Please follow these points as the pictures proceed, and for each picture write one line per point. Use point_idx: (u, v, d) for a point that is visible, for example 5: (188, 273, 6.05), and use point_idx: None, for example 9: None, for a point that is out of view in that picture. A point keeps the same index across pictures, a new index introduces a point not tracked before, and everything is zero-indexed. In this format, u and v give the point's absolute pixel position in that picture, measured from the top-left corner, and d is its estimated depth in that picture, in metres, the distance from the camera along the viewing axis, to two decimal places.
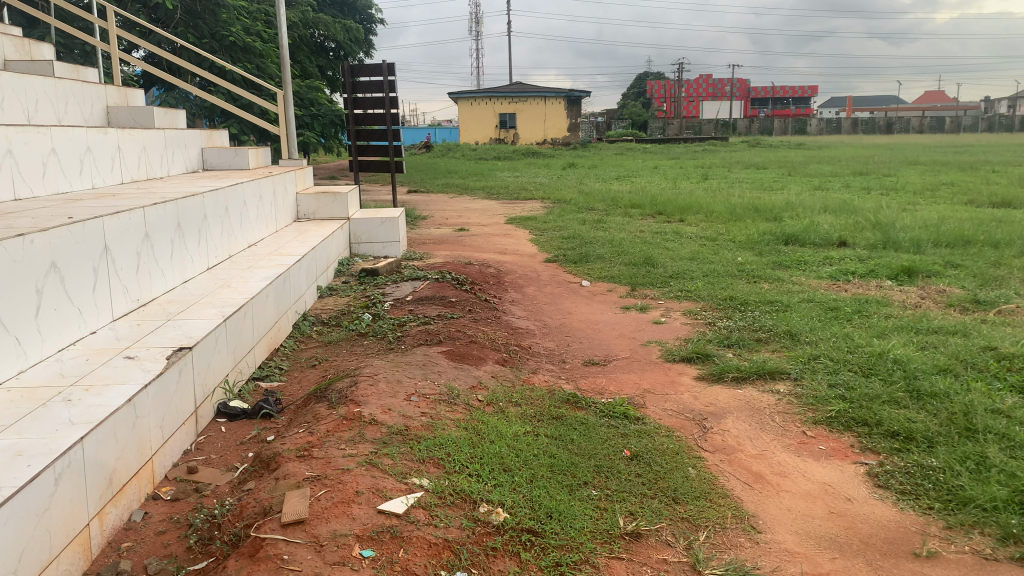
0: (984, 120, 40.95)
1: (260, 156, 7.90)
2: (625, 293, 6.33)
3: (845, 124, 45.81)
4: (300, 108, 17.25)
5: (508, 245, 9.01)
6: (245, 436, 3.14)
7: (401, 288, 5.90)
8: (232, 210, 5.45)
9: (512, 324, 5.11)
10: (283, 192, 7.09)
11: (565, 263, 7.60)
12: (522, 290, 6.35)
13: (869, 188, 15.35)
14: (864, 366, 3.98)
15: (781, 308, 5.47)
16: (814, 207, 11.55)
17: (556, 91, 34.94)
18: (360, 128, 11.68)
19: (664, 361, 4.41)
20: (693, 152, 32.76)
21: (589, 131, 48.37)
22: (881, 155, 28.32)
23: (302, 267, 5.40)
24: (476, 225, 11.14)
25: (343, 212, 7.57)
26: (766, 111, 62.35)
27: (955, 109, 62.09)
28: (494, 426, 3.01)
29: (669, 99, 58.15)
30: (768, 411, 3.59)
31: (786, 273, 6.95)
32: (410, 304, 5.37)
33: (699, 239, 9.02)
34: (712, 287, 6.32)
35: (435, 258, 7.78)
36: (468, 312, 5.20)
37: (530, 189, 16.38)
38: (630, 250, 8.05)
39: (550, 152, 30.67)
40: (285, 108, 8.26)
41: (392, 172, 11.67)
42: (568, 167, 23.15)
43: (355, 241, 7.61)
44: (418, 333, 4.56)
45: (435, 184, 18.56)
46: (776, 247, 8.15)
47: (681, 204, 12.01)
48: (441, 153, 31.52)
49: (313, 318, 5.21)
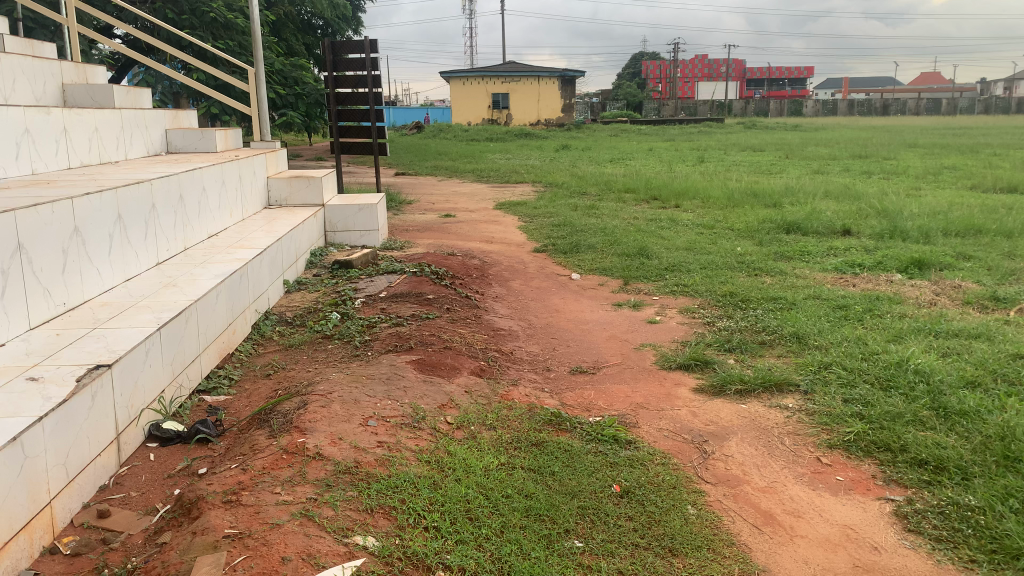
0: (980, 102, 40.45)
1: (230, 138, 7.42)
2: (616, 287, 5.91)
3: (841, 105, 45.24)
4: (284, 87, 16.68)
5: (494, 232, 8.57)
6: (174, 467, 2.70)
7: (376, 282, 5.46)
8: (189, 197, 4.99)
9: (494, 324, 4.68)
10: (252, 178, 6.63)
11: (554, 254, 7.17)
12: (506, 284, 5.91)
13: (869, 172, 14.95)
14: (882, 377, 3.56)
15: (785, 306, 5.05)
16: (814, 192, 11.14)
17: (550, 71, 34.33)
18: (343, 108, 11.16)
19: (659, 369, 3.99)
20: (688, 133, 32.29)
21: (583, 112, 47.74)
22: (879, 137, 27.87)
23: (265, 260, 4.95)
24: (463, 210, 10.69)
25: (318, 198, 7.10)
26: (762, 92, 61.71)
27: (952, 92, 61.62)
28: (462, 458, 2.59)
29: (665, 79, 57.46)
30: (777, 432, 3.18)
31: (788, 265, 6.54)
32: (383, 302, 4.93)
33: (695, 227, 8.60)
34: (710, 280, 5.90)
35: (416, 248, 7.34)
36: (445, 311, 4.75)
37: (521, 172, 15.90)
38: (623, 239, 7.61)
39: (544, 134, 30.13)
40: (258, 87, 7.77)
41: (376, 154, 11.18)
42: (562, 149, 22.66)
43: (330, 230, 7.16)
44: (388, 337, 4.12)
45: (423, 166, 18.06)
46: (777, 236, 7.72)
47: (677, 189, 11.57)
48: (433, 133, 30.91)
49: (277, 318, 4.79)
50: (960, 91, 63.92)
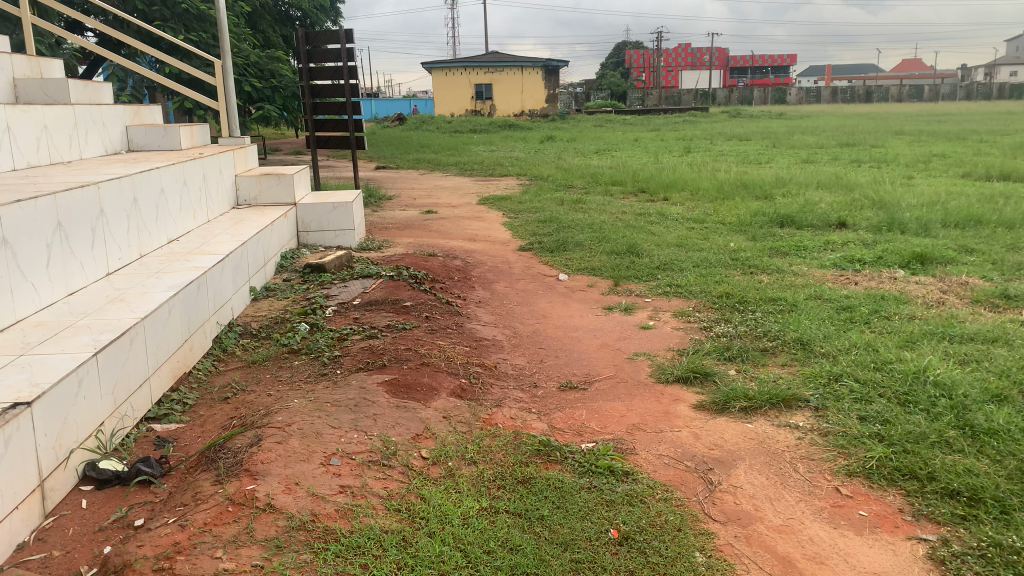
0: (963, 88, 40.36)
1: (196, 134, 7.02)
2: (605, 289, 5.58)
3: (823, 93, 45.12)
4: (261, 79, 16.22)
5: (477, 230, 8.22)
6: (109, 517, 2.36)
7: (350, 288, 5.12)
8: (144, 201, 4.61)
9: (476, 333, 4.34)
10: (219, 177, 6.26)
11: (539, 252, 6.84)
12: (489, 288, 5.58)
13: (858, 161, 14.73)
14: (898, 391, 3.26)
15: (786, 308, 4.75)
16: (805, 183, 10.88)
17: (534, 61, 33.92)
18: (319, 102, 10.76)
19: (656, 382, 3.67)
20: (673, 123, 32.03)
21: (567, 102, 47.31)
22: (865, 125, 27.75)
23: (228, 268, 4.59)
24: (445, 206, 10.33)
25: (290, 197, 6.74)
26: (745, 80, 61.55)
27: (934, 78, 61.68)
28: (437, 504, 2.26)
29: (648, 69, 57.16)
30: (789, 457, 2.87)
31: (785, 261, 6.24)
32: (358, 310, 4.59)
33: (685, 221, 8.29)
34: (705, 280, 5.59)
35: (394, 248, 6.99)
36: (423, 320, 4.41)
37: (505, 165, 15.56)
38: (611, 235, 7.30)
39: (528, 124, 29.79)
40: (225, 80, 7.36)
41: (354, 149, 10.79)
42: (546, 140, 22.34)
43: (303, 230, 6.80)
44: (359, 352, 3.78)
45: (405, 160, 17.67)
46: (771, 231, 7.43)
47: (665, 180, 11.28)
48: (415, 125, 30.47)
49: (242, 329, 4.44)
50: (942, 77, 64.07)
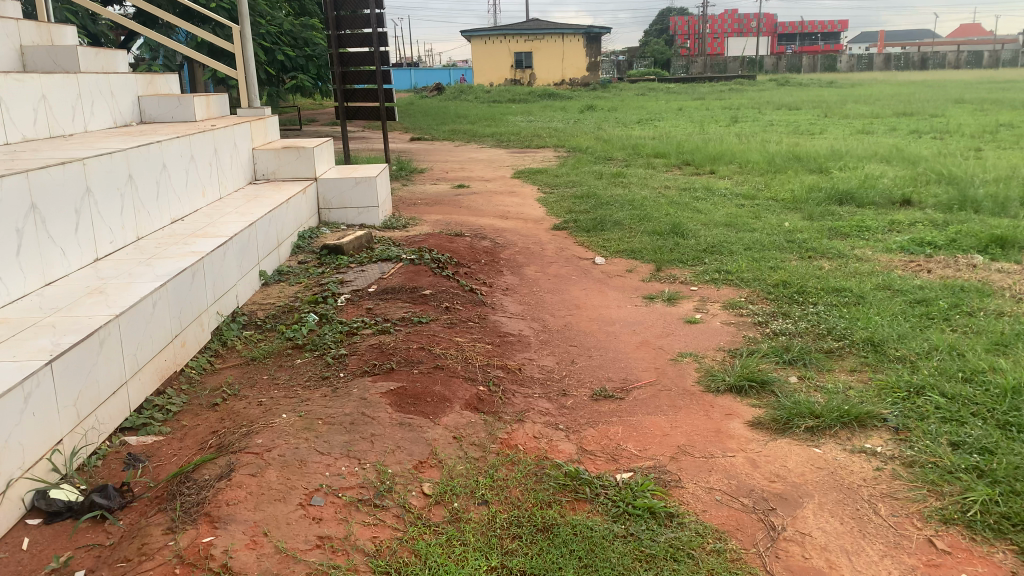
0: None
1: (213, 105, 6.63)
2: (646, 275, 5.09)
3: (876, 59, 43.36)
4: (294, 48, 15.84)
5: (511, 206, 7.76)
6: (49, 563, 1.98)
7: (367, 272, 4.70)
8: (141, 178, 4.22)
9: (501, 328, 3.89)
10: (234, 151, 5.87)
11: (576, 232, 6.36)
12: (519, 273, 5.12)
13: (919, 131, 13.88)
14: (998, 411, 2.73)
15: (852, 299, 4.21)
16: (863, 155, 10.17)
17: (575, 28, 33.01)
18: (348, 70, 10.32)
19: (705, 392, 3.18)
20: (718, 91, 30.97)
21: (609, 71, 46.22)
22: (922, 93, 26.42)
23: (232, 252, 4.19)
24: (478, 180, 9.89)
25: (310, 171, 6.33)
26: (794, 47, 59.56)
27: (995, 43, 58.93)
28: (435, 566, 1.83)
29: (693, 35, 55.58)
30: (868, 495, 2.37)
31: (845, 244, 5.67)
32: (372, 299, 4.17)
33: (734, 198, 7.72)
34: (757, 265, 5.07)
35: (421, 227, 6.56)
36: (443, 312, 3.97)
37: (543, 136, 15.00)
38: (654, 213, 6.78)
39: (569, 93, 29.05)
40: (244, 46, 6.94)
41: (385, 120, 10.35)
42: (586, 110, 21.65)
43: (324, 208, 6.41)
44: (368, 351, 3.36)
45: (440, 131, 17.21)
46: (829, 209, 6.83)
47: (712, 152, 10.65)
48: (453, 95, 29.93)
49: (246, 319, 4.06)
50: (1003, 41, 61.22)
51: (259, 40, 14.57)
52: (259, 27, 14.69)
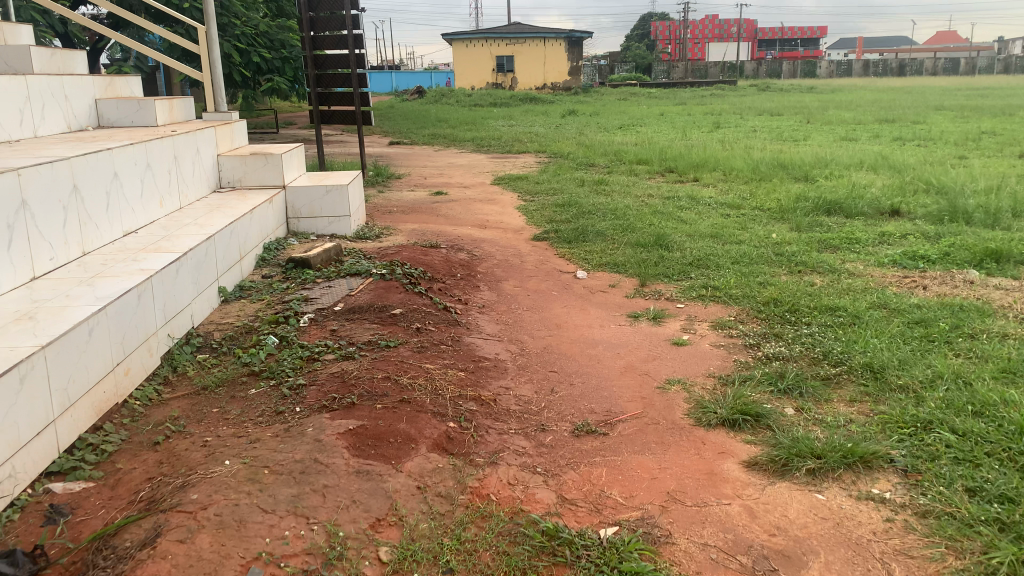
0: (1003, 61, 38.64)
1: (177, 108, 6.32)
2: (630, 290, 4.84)
3: (856, 66, 43.62)
4: (270, 50, 15.49)
5: (490, 214, 7.50)
6: None
7: (333, 288, 4.42)
8: (88, 188, 3.90)
9: (476, 351, 3.62)
10: (196, 158, 5.55)
11: (556, 242, 6.11)
12: (496, 288, 4.85)
13: (901, 138, 13.80)
14: (1017, 453, 2.50)
15: (847, 319, 3.98)
16: (848, 162, 10.02)
17: (556, 31, 32.85)
18: (323, 73, 10.01)
19: (695, 425, 2.93)
20: (699, 96, 30.91)
21: (591, 75, 46.13)
22: (902, 100, 26.48)
23: (187, 269, 3.89)
24: (457, 186, 9.62)
25: (278, 179, 6.03)
26: (774, 52, 59.83)
27: (971, 50, 59.59)
28: None
29: (674, 40, 55.67)
30: (881, 554, 2.12)
31: (836, 258, 5.47)
32: (337, 320, 3.89)
33: (719, 207, 7.50)
34: (746, 280, 4.84)
35: (395, 237, 6.28)
36: (413, 333, 3.70)
37: (523, 141, 14.76)
38: (637, 223, 6.54)
39: (550, 98, 28.85)
40: (210, 48, 6.63)
41: (360, 125, 10.05)
42: (568, 114, 21.44)
43: (293, 217, 6.10)
44: (329, 381, 3.08)
45: (420, 135, 16.92)
46: (817, 219, 6.63)
47: (695, 159, 10.46)
48: (434, 98, 29.60)
49: (201, 342, 3.77)
50: (980, 48, 61.92)
51: (233, 42, 14.21)
52: (233, 28, 14.31)
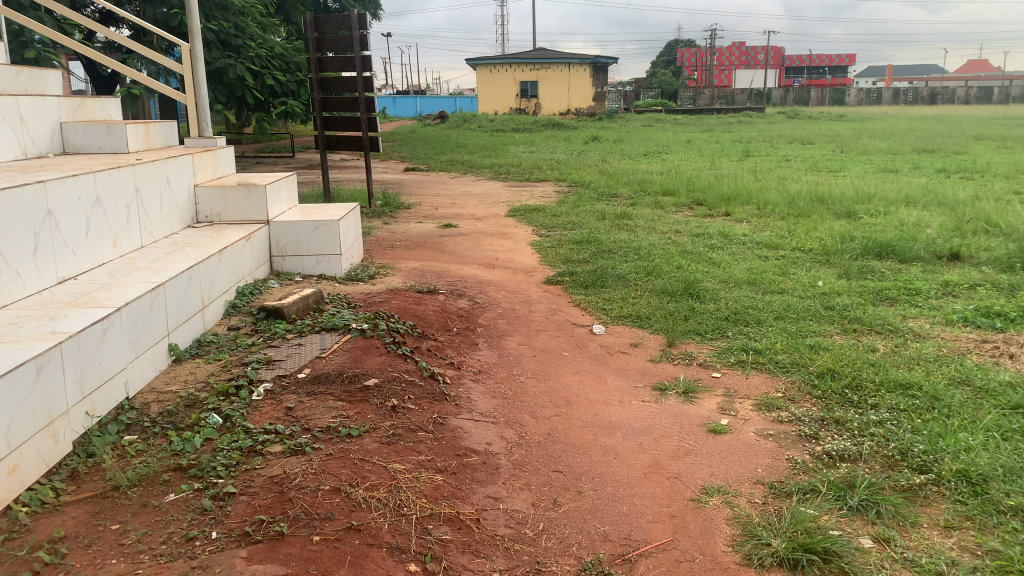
0: None
1: (154, 134, 5.73)
2: (655, 351, 4.11)
3: (885, 94, 42.80)
4: (285, 73, 15.05)
5: (500, 251, 6.82)
6: None
7: (302, 350, 3.74)
8: (7, 231, 3.26)
9: (461, 437, 2.92)
10: (165, 190, 4.93)
11: (571, 287, 5.41)
12: (497, 346, 4.14)
13: (945, 170, 12.98)
14: None
15: (925, 402, 3.23)
16: (892, 197, 9.25)
17: (581, 57, 32.42)
18: (329, 97, 9.42)
19: (744, 567, 2.20)
20: (726, 123, 30.24)
21: (615, 101, 45.56)
22: (937, 129, 25.59)
23: (121, 327, 3.23)
24: (469, 217, 8.97)
25: (260, 213, 5.41)
26: (802, 80, 59.09)
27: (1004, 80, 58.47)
28: None
29: (700, 67, 55.20)
30: None
31: (895, 313, 4.71)
32: (297, 394, 3.20)
33: (755, 247, 6.75)
34: (792, 341, 4.10)
35: (391, 279, 5.62)
36: (386, 413, 3.01)
37: (543, 168, 14.11)
38: (664, 265, 5.83)
39: (573, 124, 28.28)
40: (194, 68, 6.07)
41: (367, 151, 9.46)
42: (590, 141, 20.81)
43: (277, 255, 5.46)
44: (265, 490, 2.39)
45: (438, 160, 16.38)
46: (869, 264, 5.88)
47: (726, 191, 9.75)
48: (455, 123, 29.14)
49: (132, 419, 3.10)
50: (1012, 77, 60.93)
51: (248, 63, 13.66)
52: (248, 49, 13.80)
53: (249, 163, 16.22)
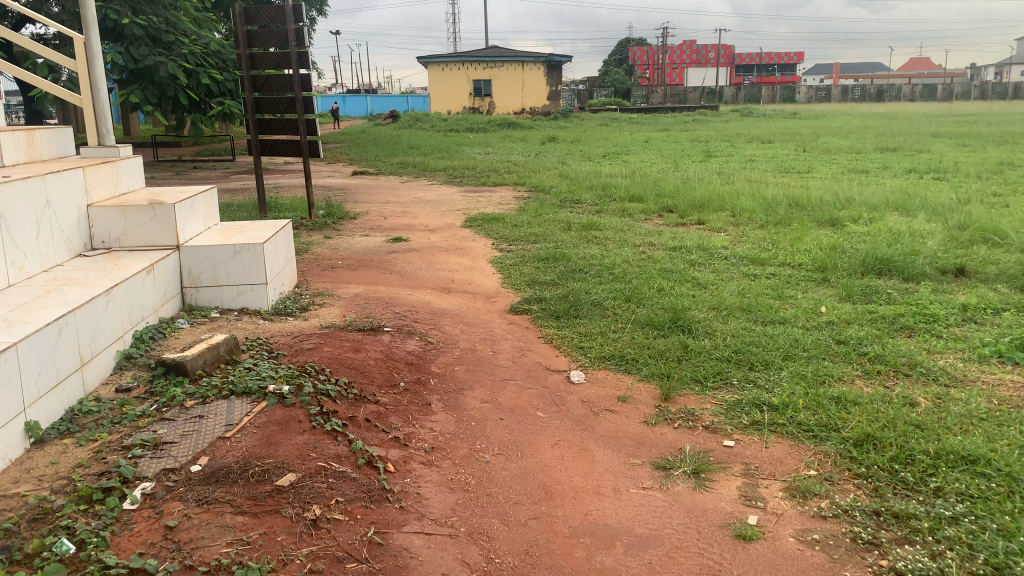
0: (977, 88, 38.00)
1: (40, 142, 4.81)
2: (649, 408, 3.35)
3: (835, 91, 43.01)
4: (222, 71, 14.00)
5: (456, 271, 6.03)
6: None
7: (202, 427, 2.89)
8: None
9: (408, 568, 2.13)
10: (43, 214, 4.01)
11: (540, 317, 4.66)
12: (455, 405, 3.35)
13: (915, 170, 12.57)
14: None
15: (1004, 487, 2.52)
16: (873, 201, 8.69)
17: (535, 55, 31.75)
18: (262, 97, 8.46)
19: None
20: (682, 122, 29.85)
21: (569, 100, 44.95)
22: (891, 126, 25.50)
23: None
24: (421, 229, 8.17)
25: (169, 237, 4.54)
26: (753, 78, 59.44)
27: (946, 77, 59.74)
28: None
29: (653, 65, 55.09)
30: None
31: (919, 347, 4.05)
32: (185, 502, 2.36)
33: (739, 263, 6.06)
34: (810, 392, 3.39)
35: (329, 311, 4.79)
36: (304, 536, 2.21)
37: (500, 171, 13.34)
38: (644, 288, 5.11)
39: (529, 123, 27.55)
40: (90, 62, 5.16)
41: (307, 157, 8.59)
42: (547, 141, 20.07)
43: (190, 287, 4.59)
44: None
45: (389, 163, 15.50)
46: (872, 283, 5.23)
47: (697, 197, 9.11)
48: (407, 123, 28.20)
49: None
50: (953, 75, 62.05)
51: (181, 61, 12.57)
52: (181, 46, 12.73)
53: (186, 167, 15.13)
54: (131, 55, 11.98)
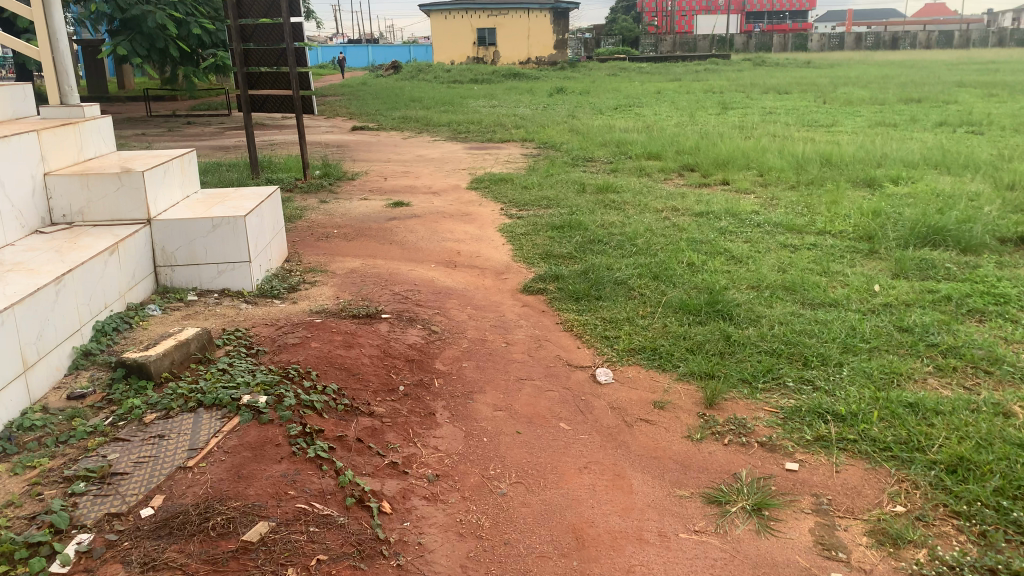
0: (997, 34, 36.74)
1: None
2: (692, 418, 2.85)
3: (848, 39, 41.71)
4: (214, 20, 13.26)
5: (463, 242, 5.49)
6: None
7: (161, 452, 2.40)
8: None
9: None
10: None
11: (558, 298, 4.14)
12: (464, 415, 2.85)
13: (945, 122, 11.88)
14: None
15: None
16: (910, 157, 8.07)
17: (541, 2, 30.62)
18: (252, 49, 7.79)
19: None
20: (693, 72, 28.87)
21: (575, 49, 43.69)
22: (909, 75, 24.54)
23: None
24: (424, 191, 7.61)
25: (139, 209, 4.00)
26: (764, 26, 57.82)
27: (963, 24, 58.06)
28: None
29: (662, 12, 53.51)
30: None
31: (995, 335, 3.53)
32: (127, 566, 1.89)
33: (774, 231, 5.51)
34: (880, 396, 2.88)
35: (321, 292, 4.28)
36: None
37: (507, 126, 12.68)
38: (674, 262, 4.57)
39: (535, 74, 26.64)
40: (48, 9, 4.55)
41: (300, 114, 7.98)
42: (555, 93, 19.30)
43: (164, 266, 4.08)
44: None
45: (390, 117, 14.82)
46: (927, 255, 4.68)
47: (719, 154, 8.50)
48: (409, 74, 27.32)
49: None
50: (969, 21, 60.30)
51: (170, 10, 11.84)
52: None
53: (179, 123, 14.50)
54: (116, 4, 11.28)
